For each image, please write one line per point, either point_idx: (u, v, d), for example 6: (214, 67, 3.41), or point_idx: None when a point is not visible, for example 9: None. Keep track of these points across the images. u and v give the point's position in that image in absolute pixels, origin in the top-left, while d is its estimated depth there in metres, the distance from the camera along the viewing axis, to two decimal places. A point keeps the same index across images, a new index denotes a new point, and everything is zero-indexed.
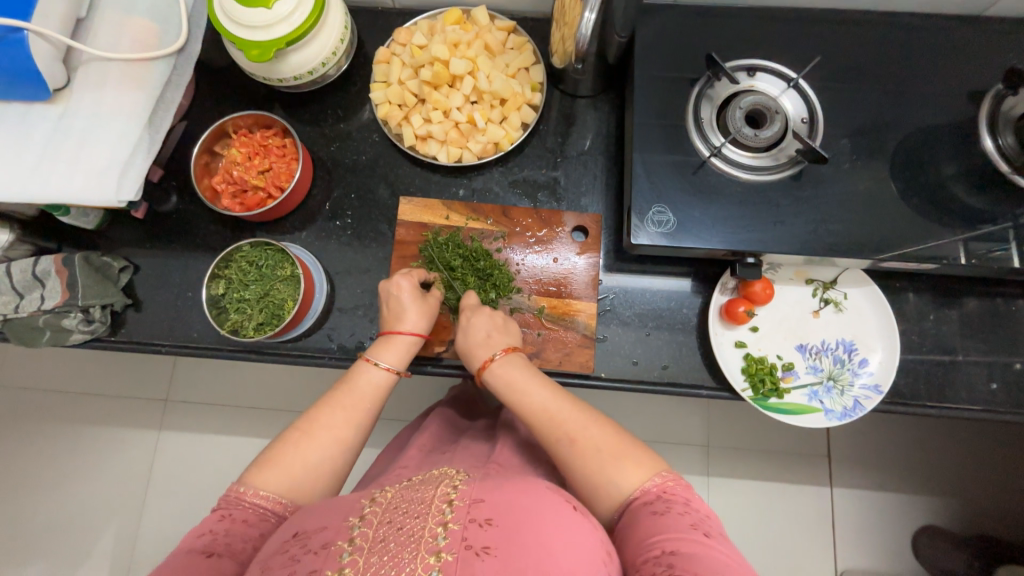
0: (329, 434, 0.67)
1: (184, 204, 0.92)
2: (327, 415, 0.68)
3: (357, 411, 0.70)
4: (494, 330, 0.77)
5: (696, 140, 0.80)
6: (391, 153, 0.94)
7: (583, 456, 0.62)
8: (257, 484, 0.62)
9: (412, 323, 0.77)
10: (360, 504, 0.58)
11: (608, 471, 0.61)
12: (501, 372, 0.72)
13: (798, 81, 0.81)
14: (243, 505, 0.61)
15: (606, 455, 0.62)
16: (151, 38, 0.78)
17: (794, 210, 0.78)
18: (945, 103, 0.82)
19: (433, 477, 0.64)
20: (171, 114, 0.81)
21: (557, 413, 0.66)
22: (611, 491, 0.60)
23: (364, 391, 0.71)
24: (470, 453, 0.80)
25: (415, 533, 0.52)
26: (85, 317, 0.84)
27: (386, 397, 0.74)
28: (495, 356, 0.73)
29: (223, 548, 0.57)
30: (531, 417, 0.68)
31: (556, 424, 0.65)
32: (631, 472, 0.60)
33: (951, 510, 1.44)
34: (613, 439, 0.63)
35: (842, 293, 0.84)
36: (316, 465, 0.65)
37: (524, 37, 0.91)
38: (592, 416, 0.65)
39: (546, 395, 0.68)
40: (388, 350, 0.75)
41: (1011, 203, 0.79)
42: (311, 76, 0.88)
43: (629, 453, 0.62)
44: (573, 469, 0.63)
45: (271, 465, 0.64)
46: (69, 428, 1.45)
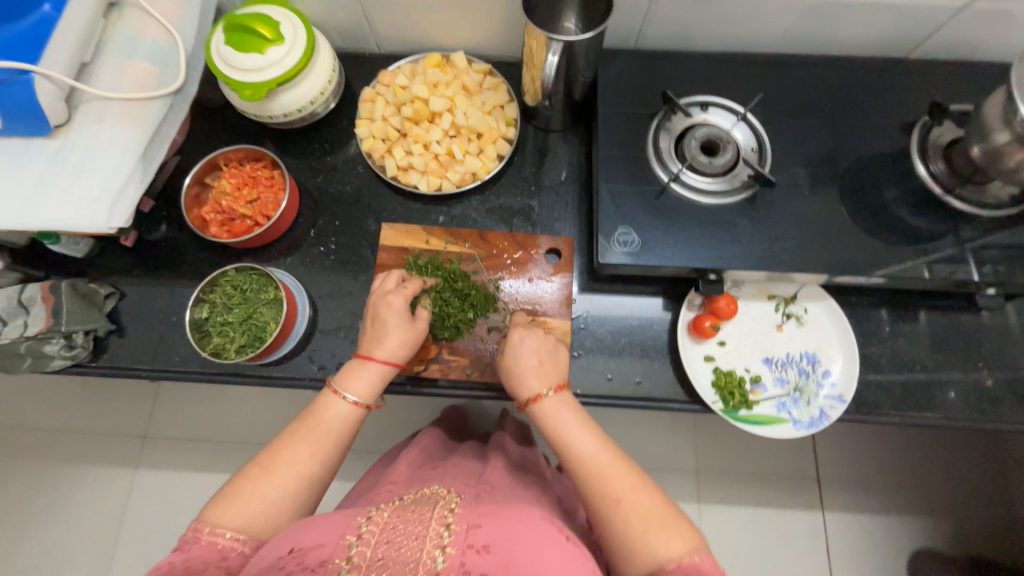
0: (289, 470, 0.66)
1: (173, 232, 0.95)
2: (290, 449, 0.67)
3: (321, 445, 0.68)
4: (544, 358, 0.76)
5: (656, 168, 0.87)
6: (375, 183, 1.00)
7: (626, 516, 0.61)
8: (216, 521, 0.60)
9: (391, 352, 0.76)
10: (357, 522, 0.58)
11: (650, 536, 0.59)
12: (552, 411, 0.71)
13: (746, 114, 0.89)
14: (200, 543, 0.59)
15: (651, 520, 0.60)
16: (150, 79, 0.84)
17: (749, 229, 0.83)
18: (880, 133, 0.90)
19: (427, 498, 0.65)
20: (165, 148, 0.86)
21: (604, 468, 0.65)
22: (648, 555, 0.58)
23: (332, 423, 0.70)
24: (459, 471, 0.81)
25: (413, 555, 0.53)
26: (67, 343, 0.85)
27: (356, 429, 0.73)
28: (547, 391, 0.72)
29: (185, 572, 0.56)
30: (577, 463, 0.66)
31: (602, 478, 0.64)
32: (671, 542, 0.59)
33: (939, 529, 1.44)
34: (656, 503, 0.62)
35: (802, 307, 0.89)
36: (279, 498, 0.64)
37: (499, 78, 0.99)
38: (638, 479, 0.64)
39: (596, 446, 0.67)
40: (357, 381, 0.74)
41: (947, 221, 0.86)
42: (299, 113, 0.94)
43: (673, 523, 0.61)
44: (614, 527, 0.61)
45: (230, 501, 0.62)
46: (41, 467, 1.41)
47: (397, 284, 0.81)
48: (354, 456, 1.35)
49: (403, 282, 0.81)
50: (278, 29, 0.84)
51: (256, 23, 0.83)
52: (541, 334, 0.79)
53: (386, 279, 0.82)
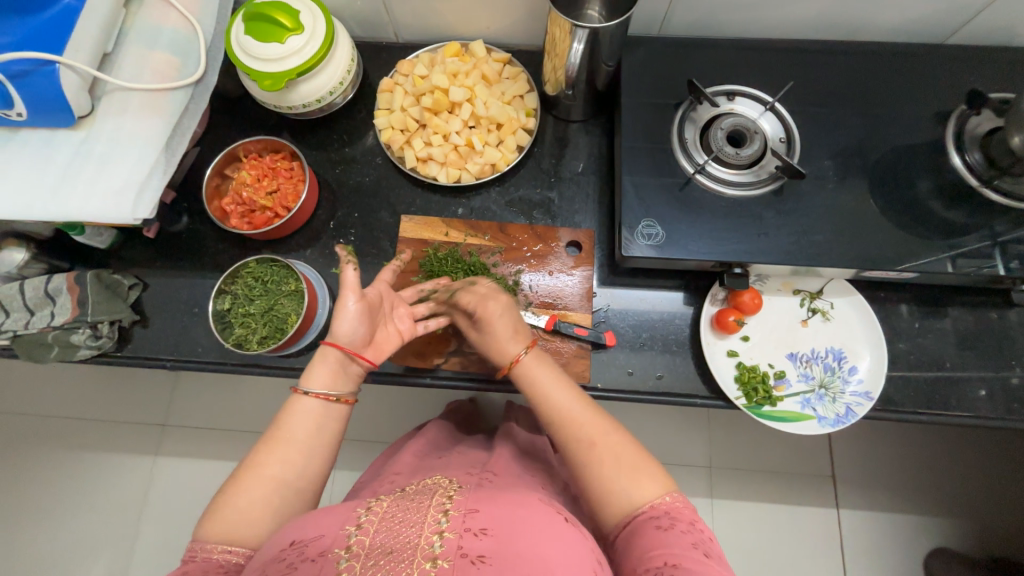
0: (259, 478, 0.63)
1: (194, 224, 0.96)
2: (259, 454, 0.65)
3: (286, 444, 0.66)
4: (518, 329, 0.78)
5: (681, 159, 0.85)
6: (393, 175, 0.99)
7: (601, 461, 0.62)
8: (205, 537, 0.59)
9: (341, 336, 0.73)
10: (357, 512, 0.58)
11: (622, 481, 0.61)
12: (532, 366, 0.73)
13: (775, 103, 0.86)
14: (197, 559, 0.58)
15: (624, 463, 0.62)
16: (171, 71, 0.84)
17: (776, 222, 0.82)
18: (915, 122, 0.87)
19: (427, 488, 0.64)
20: (187, 140, 0.86)
21: (578, 417, 0.67)
22: (622, 498, 0.60)
23: (300, 424, 0.67)
24: (464, 460, 0.81)
25: (411, 540, 0.53)
26: (93, 333, 0.86)
27: (336, 422, 0.70)
28: (524, 352, 0.75)
29: None
30: (553, 416, 0.68)
31: (576, 426, 0.66)
32: (644, 486, 0.60)
33: (959, 529, 1.42)
34: (632, 449, 0.63)
35: (828, 302, 0.87)
36: (257, 506, 0.61)
37: (519, 67, 0.98)
38: (612, 423, 0.66)
39: (572, 399, 0.69)
40: (315, 375, 0.71)
41: (983, 214, 0.83)
42: (319, 104, 0.93)
43: (646, 466, 0.62)
44: (589, 470, 0.63)
45: (212, 515, 0.61)
46: (65, 454, 1.44)
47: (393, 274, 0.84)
48: (370, 446, 1.36)
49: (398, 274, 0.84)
50: (297, 18, 0.83)
51: (276, 12, 0.82)
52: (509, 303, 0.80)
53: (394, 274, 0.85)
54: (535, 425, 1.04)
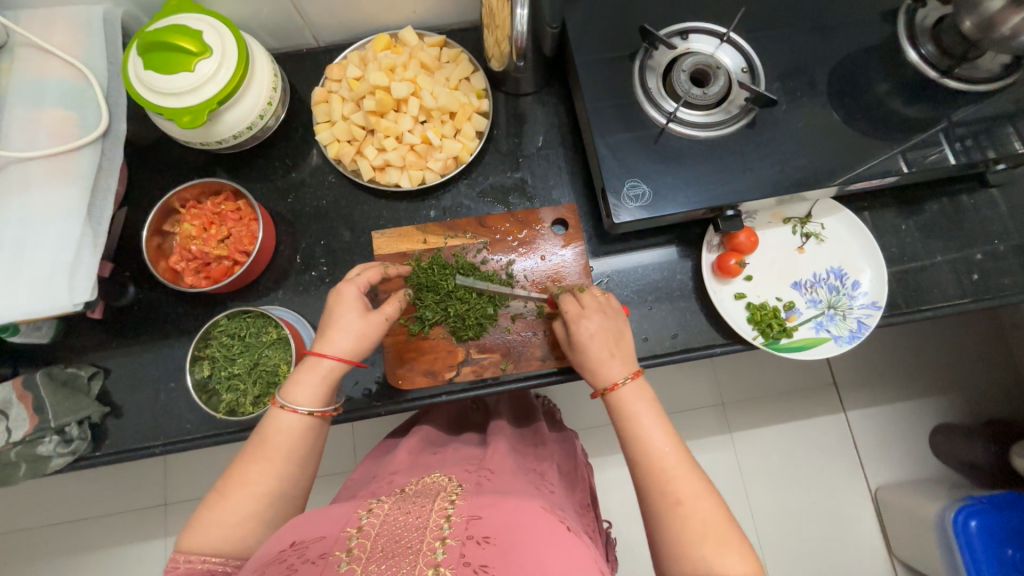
0: (247, 491, 0.60)
1: (144, 292, 0.86)
2: (245, 468, 0.61)
3: (277, 462, 0.62)
4: (613, 348, 0.71)
5: (650, 110, 0.81)
6: (351, 191, 0.91)
7: (685, 521, 0.56)
8: (191, 547, 0.56)
9: (343, 350, 0.68)
10: (357, 514, 0.55)
11: (703, 548, 0.54)
12: (630, 399, 0.67)
13: (729, 34, 0.83)
14: (181, 569, 0.55)
15: (711, 534, 0.55)
16: (70, 128, 0.73)
17: (756, 155, 0.80)
18: (865, 26, 0.86)
19: (428, 489, 0.61)
20: (113, 200, 0.76)
21: (671, 467, 0.60)
22: (701, 568, 0.53)
23: (286, 441, 0.63)
24: (461, 457, 0.77)
25: (413, 545, 0.50)
26: (62, 438, 0.77)
27: (314, 441, 0.66)
28: (623, 380, 0.68)
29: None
30: (643, 460, 0.62)
31: (665, 477, 0.59)
32: (728, 561, 0.53)
33: (959, 404, 1.51)
34: (721, 517, 0.56)
35: (818, 224, 0.87)
36: (246, 519, 0.59)
37: (457, 48, 0.91)
38: (706, 485, 0.59)
39: (668, 443, 0.62)
40: (303, 387, 0.65)
41: (946, 105, 0.83)
42: (251, 131, 0.84)
43: (734, 541, 0.55)
44: (668, 523, 0.57)
45: (197, 524, 0.58)
46: (66, 560, 1.33)
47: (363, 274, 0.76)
48: None
49: (367, 271, 0.76)
50: (202, 39, 0.73)
51: (176, 37, 0.72)
52: (606, 316, 0.74)
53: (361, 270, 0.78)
54: (528, 414, 1.00)
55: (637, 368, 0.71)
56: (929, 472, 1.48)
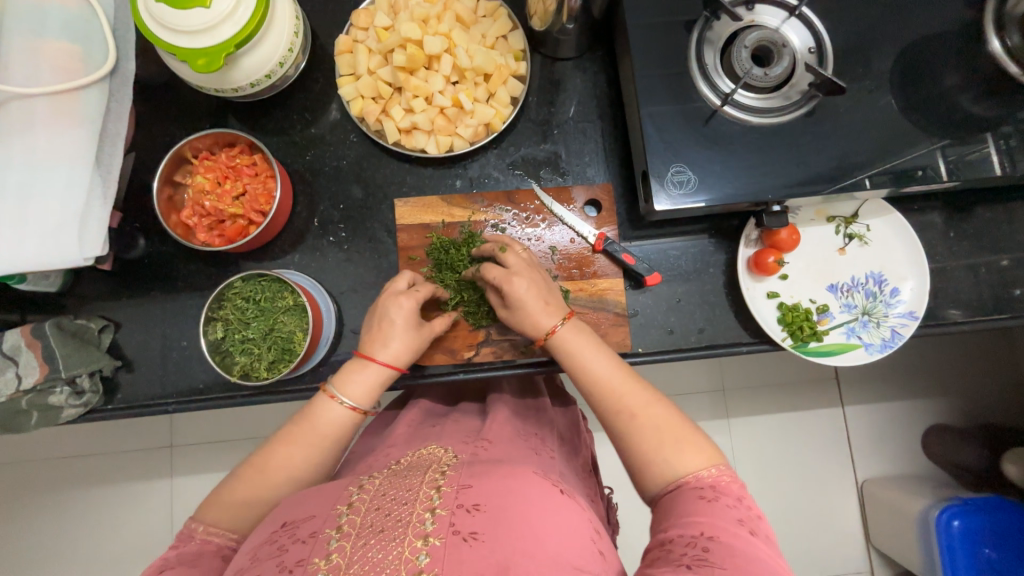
0: (278, 475, 0.61)
1: (155, 246, 0.83)
2: (280, 452, 0.62)
3: (313, 450, 0.63)
4: (546, 292, 0.70)
5: (703, 88, 0.75)
6: (373, 152, 0.86)
7: (642, 432, 0.58)
8: (209, 520, 0.59)
9: (395, 356, 0.69)
10: (348, 491, 0.53)
11: (664, 451, 0.57)
12: (569, 338, 0.66)
13: (800, 7, 0.75)
14: (195, 541, 0.57)
15: (667, 436, 0.57)
16: (74, 63, 0.67)
17: (812, 147, 0.75)
18: (947, 8, 0.78)
19: (420, 463, 0.59)
20: (121, 148, 0.71)
21: (620, 389, 0.61)
22: (667, 471, 0.56)
23: (326, 430, 0.64)
24: (460, 428, 0.74)
25: (402, 518, 0.48)
26: (73, 390, 0.76)
27: (347, 439, 0.66)
28: (559, 325, 0.67)
29: (178, 562, 0.55)
30: (594, 390, 0.63)
31: (615, 397, 0.61)
32: (686, 458, 0.56)
33: (961, 409, 1.52)
34: (672, 418, 0.59)
35: (864, 225, 0.83)
36: (274, 501, 0.60)
37: (496, 0, 0.83)
38: (655, 394, 0.61)
39: (612, 368, 0.63)
40: (357, 387, 0.67)
41: (1023, 104, 0.77)
42: (269, 80, 0.78)
43: (689, 437, 0.58)
44: (627, 438, 0.59)
45: (223, 500, 0.60)
46: (74, 493, 1.37)
47: (409, 285, 0.74)
48: None
49: (416, 285, 0.73)
50: None
51: None
52: (530, 274, 0.71)
53: (397, 280, 0.75)
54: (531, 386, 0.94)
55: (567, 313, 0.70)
56: (922, 471, 1.51)
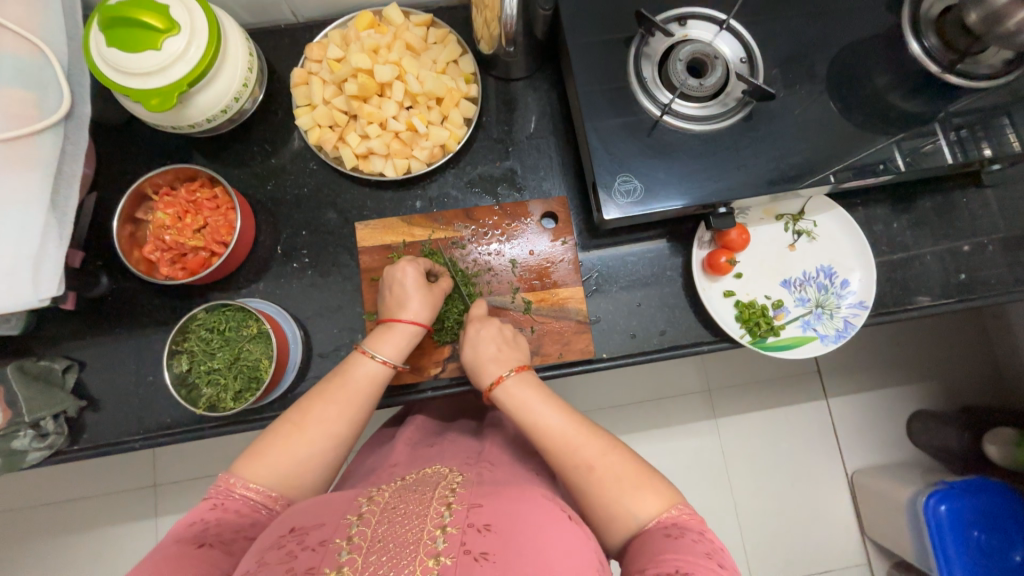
0: (319, 429, 0.63)
1: (119, 282, 0.83)
2: (319, 407, 0.64)
3: (352, 405, 0.65)
4: (505, 343, 0.73)
5: (644, 101, 0.78)
6: (334, 179, 0.88)
7: (600, 484, 0.58)
8: (248, 476, 0.59)
9: (415, 313, 0.73)
10: (357, 502, 0.54)
11: (626, 499, 0.57)
12: (515, 392, 0.66)
13: (729, 21, 0.80)
14: (232, 497, 0.57)
15: (626, 482, 0.58)
16: (27, 109, 0.68)
17: (752, 150, 0.78)
18: (869, 14, 0.83)
19: (427, 477, 0.60)
20: (76, 188, 0.73)
21: (574, 438, 0.61)
22: (629, 519, 0.56)
23: (360, 386, 0.67)
24: (459, 449, 0.74)
25: (411, 536, 0.48)
26: (37, 433, 0.76)
27: (380, 393, 0.69)
28: (507, 373, 0.68)
29: (216, 538, 0.54)
30: (547, 441, 0.62)
31: (570, 449, 0.60)
32: (647, 502, 0.56)
33: (937, 394, 1.54)
34: (628, 466, 0.59)
35: (811, 221, 0.86)
36: (314, 455, 0.62)
37: (445, 28, 0.86)
38: (609, 441, 0.61)
39: (563, 418, 0.62)
40: (386, 342, 0.71)
41: (947, 99, 0.81)
42: (225, 114, 0.80)
43: (647, 481, 0.58)
44: (586, 492, 0.58)
45: (262, 457, 0.60)
46: (53, 541, 1.33)
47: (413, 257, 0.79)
48: None
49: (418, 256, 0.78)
50: (168, 14, 0.68)
51: (140, 11, 0.67)
52: (500, 323, 0.76)
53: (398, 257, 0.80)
54: None
55: (522, 364, 0.71)
56: (905, 457, 1.52)
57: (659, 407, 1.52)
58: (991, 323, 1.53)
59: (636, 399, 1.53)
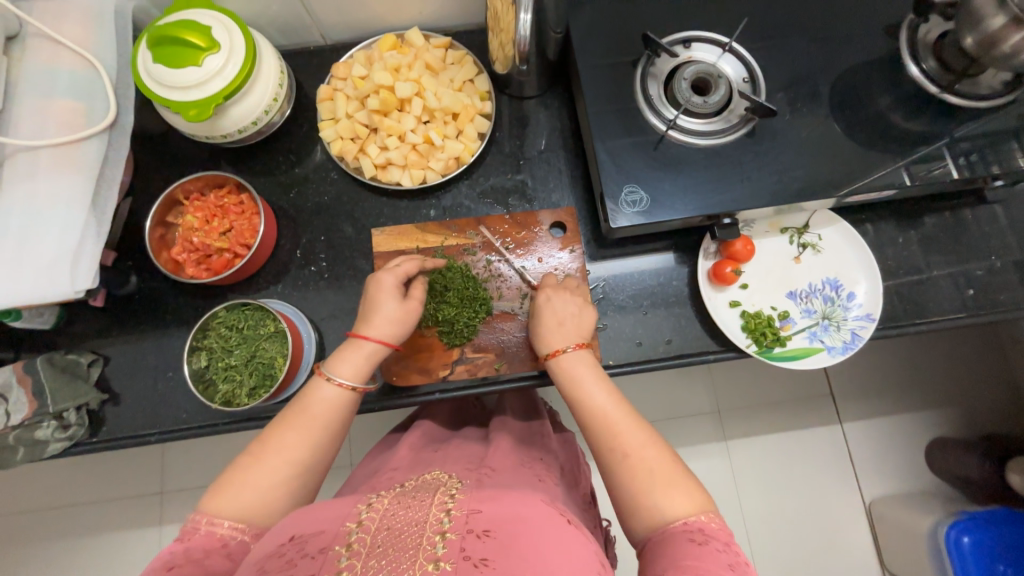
0: (279, 456, 0.63)
1: (146, 282, 0.87)
2: (280, 435, 0.64)
3: (311, 430, 0.65)
4: (567, 319, 0.76)
5: (650, 117, 0.82)
6: (354, 188, 0.92)
7: (633, 470, 0.59)
8: (213, 510, 0.58)
9: (379, 331, 0.73)
10: (357, 509, 0.54)
11: (654, 490, 0.57)
12: (573, 369, 0.71)
13: (732, 44, 0.84)
14: (200, 532, 0.57)
15: (657, 476, 0.58)
16: (77, 118, 0.74)
17: (756, 164, 0.81)
18: (868, 39, 0.87)
19: (428, 484, 0.60)
20: (115, 192, 0.78)
21: (616, 419, 0.63)
22: (655, 514, 0.56)
23: (322, 410, 0.67)
24: (462, 453, 0.75)
25: (413, 540, 0.49)
26: (60, 424, 0.79)
27: (348, 416, 0.70)
28: (567, 349, 0.73)
29: (186, 561, 0.54)
30: (591, 418, 0.65)
31: (613, 430, 0.63)
32: (676, 500, 0.56)
33: (955, 420, 1.50)
34: (664, 460, 0.60)
35: (816, 235, 0.88)
36: (278, 481, 0.61)
37: (463, 50, 0.92)
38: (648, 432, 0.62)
39: (610, 400, 0.66)
40: (344, 361, 0.70)
41: (947, 119, 0.83)
42: (255, 126, 0.85)
43: (680, 479, 0.58)
44: (620, 475, 0.60)
45: (225, 490, 0.60)
46: (59, 543, 1.34)
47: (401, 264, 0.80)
48: None
49: (403, 263, 0.79)
50: (210, 35, 0.75)
51: (185, 32, 0.73)
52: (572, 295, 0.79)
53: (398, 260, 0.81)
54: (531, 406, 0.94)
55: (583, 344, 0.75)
56: (924, 485, 1.47)
57: (667, 426, 1.51)
58: (1009, 348, 1.50)
59: (644, 417, 1.51)
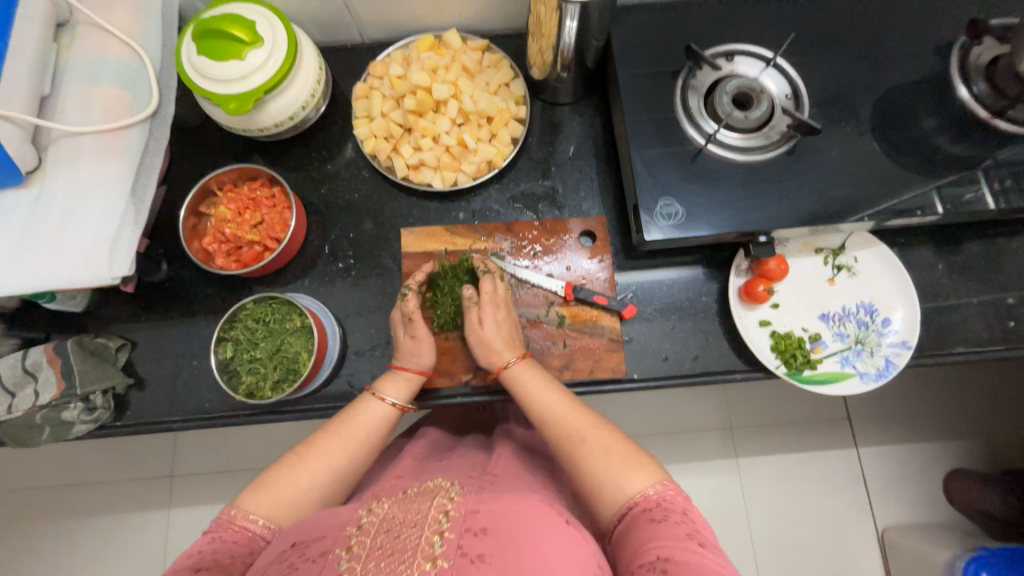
0: (319, 461, 0.64)
1: (176, 270, 0.88)
2: (321, 440, 0.66)
3: (353, 439, 0.67)
4: (496, 326, 0.76)
5: (689, 130, 0.81)
6: (384, 187, 0.92)
7: (590, 453, 0.61)
8: (249, 507, 0.60)
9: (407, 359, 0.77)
10: (358, 513, 0.54)
11: (612, 471, 0.59)
12: (522, 375, 0.73)
13: (776, 58, 0.82)
14: (233, 528, 0.58)
15: (613, 457, 0.60)
16: (122, 106, 0.75)
17: (795, 182, 0.79)
18: (917, 59, 0.84)
19: (428, 489, 0.59)
20: (153, 180, 0.79)
21: (570, 415, 0.66)
22: (616, 492, 0.57)
23: (366, 424, 0.69)
24: (466, 462, 0.73)
25: (411, 542, 0.48)
26: (86, 406, 0.79)
27: (389, 433, 0.72)
28: (513, 360, 0.75)
29: (212, 563, 0.54)
30: (548, 418, 0.67)
31: (567, 424, 0.65)
32: (632, 476, 0.58)
33: (979, 451, 1.46)
34: (619, 443, 0.62)
35: (852, 257, 0.86)
36: (315, 486, 0.63)
37: (499, 53, 0.91)
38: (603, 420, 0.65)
39: (561, 400, 0.68)
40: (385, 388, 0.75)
41: (997, 145, 0.81)
42: (292, 121, 0.85)
43: (635, 459, 0.60)
44: (580, 464, 0.61)
45: (264, 488, 0.62)
46: (72, 520, 1.36)
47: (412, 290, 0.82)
48: None
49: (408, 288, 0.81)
50: (254, 29, 0.75)
51: (229, 25, 0.74)
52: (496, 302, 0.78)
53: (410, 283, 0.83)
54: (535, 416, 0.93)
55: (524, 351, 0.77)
56: (943, 517, 1.43)
57: (680, 440, 1.48)
58: None
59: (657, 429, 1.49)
